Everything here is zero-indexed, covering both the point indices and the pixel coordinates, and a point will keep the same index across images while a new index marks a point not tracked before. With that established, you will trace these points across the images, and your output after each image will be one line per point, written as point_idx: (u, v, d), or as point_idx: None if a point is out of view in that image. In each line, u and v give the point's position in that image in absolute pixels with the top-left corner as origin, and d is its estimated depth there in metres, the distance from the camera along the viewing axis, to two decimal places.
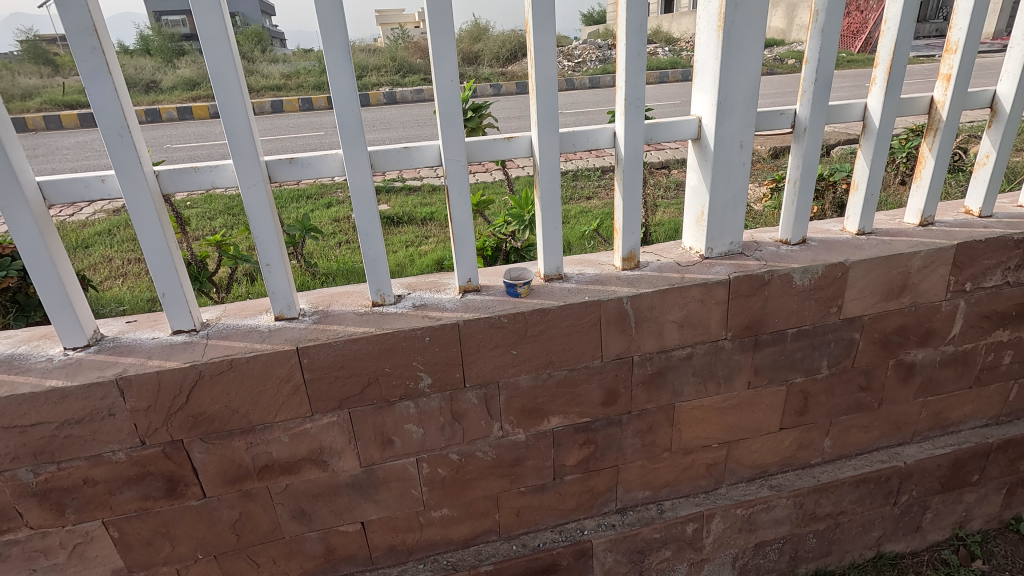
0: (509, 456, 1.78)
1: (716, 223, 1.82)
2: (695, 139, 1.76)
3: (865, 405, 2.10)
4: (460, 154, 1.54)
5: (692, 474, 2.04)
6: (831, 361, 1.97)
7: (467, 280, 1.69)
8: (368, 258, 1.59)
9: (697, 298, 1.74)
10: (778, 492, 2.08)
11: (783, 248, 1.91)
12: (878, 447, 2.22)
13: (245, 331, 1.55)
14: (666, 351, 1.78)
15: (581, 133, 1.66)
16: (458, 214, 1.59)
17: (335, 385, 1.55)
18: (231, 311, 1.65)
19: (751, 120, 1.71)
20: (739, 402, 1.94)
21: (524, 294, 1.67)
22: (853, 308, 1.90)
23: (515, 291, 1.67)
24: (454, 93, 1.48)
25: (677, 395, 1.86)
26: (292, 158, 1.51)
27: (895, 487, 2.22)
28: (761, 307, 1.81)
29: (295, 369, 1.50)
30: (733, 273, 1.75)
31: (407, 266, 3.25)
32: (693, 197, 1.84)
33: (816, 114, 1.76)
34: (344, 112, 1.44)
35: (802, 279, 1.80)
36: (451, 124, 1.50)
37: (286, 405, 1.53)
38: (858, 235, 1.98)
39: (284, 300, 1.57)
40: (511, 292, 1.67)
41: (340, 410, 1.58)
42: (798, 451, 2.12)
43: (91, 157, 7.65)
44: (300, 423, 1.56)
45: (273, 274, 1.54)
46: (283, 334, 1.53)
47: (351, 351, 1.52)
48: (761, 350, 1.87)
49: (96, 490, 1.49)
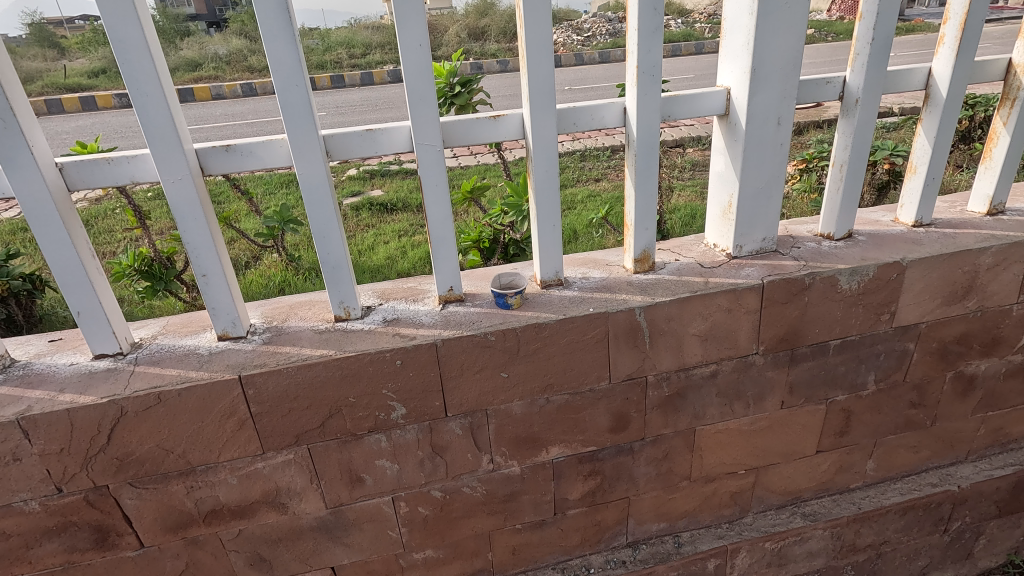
0: (502, 491, 1.53)
1: (746, 216, 1.51)
2: (723, 114, 1.45)
3: (916, 423, 1.82)
4: (435, 138, 1.26)
5: (714, 503, 1.77)
6: (879, 376, 1.68)
7: (448, 288, 1.42)
8: (327, 266, 1.32)
9: (723, 307, 1.45)
10: (814, 523, 1.82)
11: (826, 244, 1.60)
12: (927, 469, 1.95)
13: (180, 356, 1.29)
14: (686, 370, 1.50)
15: (584, 110, 1.36)
16: (434, 213, 1.32)
17: (289, 418, 1.29)
18: (170, 329, 1.40)
19: (791, 91, 1.40)
20: (771, 423, 1.67)
21: (515, 303, 1.38)
22: (908, 315, 1.60)
23: (505, 302, 1.38)
24: (424, 62, 1.20)
25: (698, 419, 1.59)
26: (228, 145, 1.22)
27: (947, 513, 1.95)
28: (800, 316, 1.52)
29: (239, 402, 1.25)
30: (767, 276, 1.47)
31: (398, 259, 2.97)
32: (719, 185, 1.53)
33: (871, 82, 1.45)
34: (286, 88, 1.16)
35: (849, 282, 1.51)
36: (421, 103, 1.23)
37: (231, 443, 1.28)
38: (915, 227, 1.67)
39: (227, 316, 1.31)
40: (502, 303, 1.39)
41: (297, 447, 1.33)
42: (835, 476, 1.85)
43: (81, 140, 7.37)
44: (250, 462, 1.32)
45: (211, 286, 1.28)
46: (224, 359, 1.27)
47: (307, 378, 1.27)
48: (798, 365, 1.59)
49: (10, 543, 1.27)
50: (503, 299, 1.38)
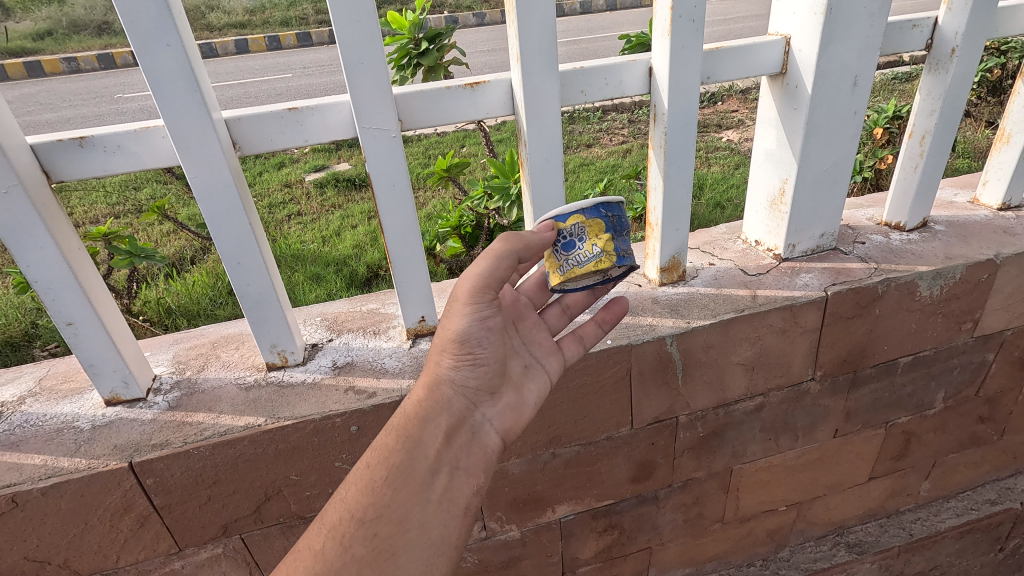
0: (498, 558, 1.24)
1: (803, 208, 1.16)
2: (777, 74, 1.08)
3: (982, 438, 1.55)
4: (387, 119, 0.88)
5: (748, 543, 1.51)
6: (949, 393, 1.39)
7: (419, 320, 1.06)
8: (247, 300, 0.95)
9: (776, 328, 1.13)
10: (861, 556, 1.57)
11: (896, 237, 1.27)
12: (983, 483, 1.70)
13: (50, 434, 0.93)
14: (726, 405, 1.19)
15: (596, 72, 0.98)
16: (393, 224, 0.95)
17: (208, 508, 0.97)
18: (46, 386, 1.04)
19: (876, 40, 1.03)
20: (821, 455, 1.38)
21: (596, 268, 0.89)
22: (993, 322, 1.29)
23: (605, 224, 0.89)
24: (367, 6, 0.81)
25: (736, 458, 1.29)
26: (84, 138, 0.83)
27: (1006, 532, 1.71)
28: (868, 332, 1.20)
29: (134, 496, 0.92)
30: (831, 286, 1.14)
31: (367, 250, 2.50)
32: (768, 168, 1.17)
33: (974, 25, 1.07)
34: (150, 48, 0.75)
35: (930, 288, 1.19)
36: (361, 69, 0.84)
37: (131, 546, 0.96)
38: (1001, 211, 1.33)
39: (114, 376, 0.95)
40: (597, 213, 0.89)
41: (225, 538, 1.01)
42: (886, 500, 1.59)
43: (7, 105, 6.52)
44: (162, 563, 1.00)
45: (83, 340, 0.91)
46: (110, 438, 0.92)
47: (226, 458, 0.93)
48: (859, 389, 1.28)
49: None
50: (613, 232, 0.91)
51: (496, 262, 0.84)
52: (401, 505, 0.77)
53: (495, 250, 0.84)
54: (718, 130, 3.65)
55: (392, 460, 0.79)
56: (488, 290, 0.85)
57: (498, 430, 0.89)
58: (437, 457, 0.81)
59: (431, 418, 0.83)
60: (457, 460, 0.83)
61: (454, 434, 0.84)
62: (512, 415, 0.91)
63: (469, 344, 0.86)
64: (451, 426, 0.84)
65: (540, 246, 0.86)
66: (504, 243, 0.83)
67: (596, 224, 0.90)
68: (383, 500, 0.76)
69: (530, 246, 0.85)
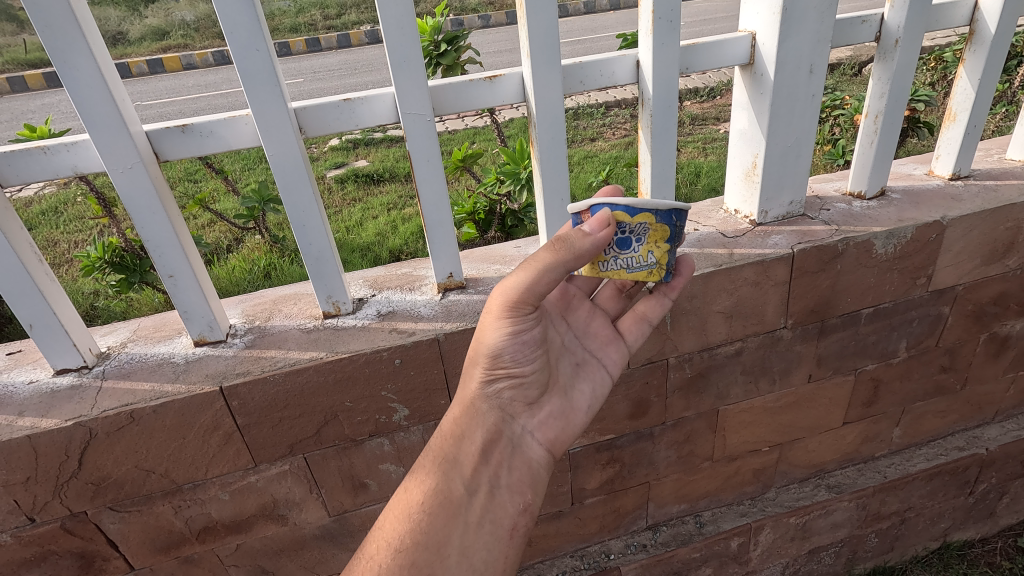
0: None
1: (772, 179, 1.36)
2: (746, 64, 1.27)
3: (945, 388, 1.73)
4: (423, 106, 1.09)
5: (736, 482, 1.70)
6: (911, 343, 1.58)
7: (448, 276, 1.27)
8: (310, 257, 1.16)
9: (750, 280, 1.32)
10: (839, 495, 1.76)
11: (857, 205, 1.46)
12: (952, 432, 1.88)
13: (153, 367, 1.16)
14: (709, 349, 1.39)
15: (592, 65, 1.19)
16: (428, 193, 1.16)
17: (281, 428, 1.18)
18: (142, 333, 1.26)
19: (828, 34, 1.23)
20: (797, 399, 1.57)
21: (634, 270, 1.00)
22: (945, 278, 1.48)
23: (665, 236, 0.98)
24: (409, 16, 1.01)
25: (721, 399, 1.49)
26: (186, 125, 1.04)
27: (973, 476, 1.89)
28: (832, 285, 1.39)
29: (223, 415, 1.13)
30: (797, 244, 1.33)
31: (388, 236, 2.72)
32: (741, 145, 1.37)
33: (914, 20, 1.26)
34: (244, 52, 0.97)
35: (885, 246, 1.38)
36: (404, 66, 1.05)
37: (218, 459, 1.18)
38: (952, 180, 1.52)
39: (202, 320, 1.16)
40: (666, 222, 0.97)
41: (292, 457, 1.23)
42: (861, 446, 1.78)
43: (34, 112, 6.79)
44: (241, 476, 1.22)
45: (181, 290, 1.12)
46: (202, 368, 1.14)
47: (296, 384, 1.15)
48: (827, 337, 1.47)
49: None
50: (671, 243, 1.01)
51: (537, 279, 0.91)
52: (440, 530, 0.94)
53: (541, 264, 0.90)
54: (715, 123, 3.84)
55: (428, 489, 0.97)
56: (525, 303, 0.94)
57: (541, 443, 1.05)
58: (473, 477, 0.98)
59: (465, 437, 1.00)
60: (493, 470, 1.00)
61: (491, 448, 1.01)
62: (549, 427, 1.06)
63: (501, 356, 0.98)
64: (487, 443, 1.00)
65: (592, 253, 0.91)
66: (548, 257, 0.90)
67: (661, 230, 0.98)
68: (419, 527, 0.94)
69: (579, 256, 0.90)
